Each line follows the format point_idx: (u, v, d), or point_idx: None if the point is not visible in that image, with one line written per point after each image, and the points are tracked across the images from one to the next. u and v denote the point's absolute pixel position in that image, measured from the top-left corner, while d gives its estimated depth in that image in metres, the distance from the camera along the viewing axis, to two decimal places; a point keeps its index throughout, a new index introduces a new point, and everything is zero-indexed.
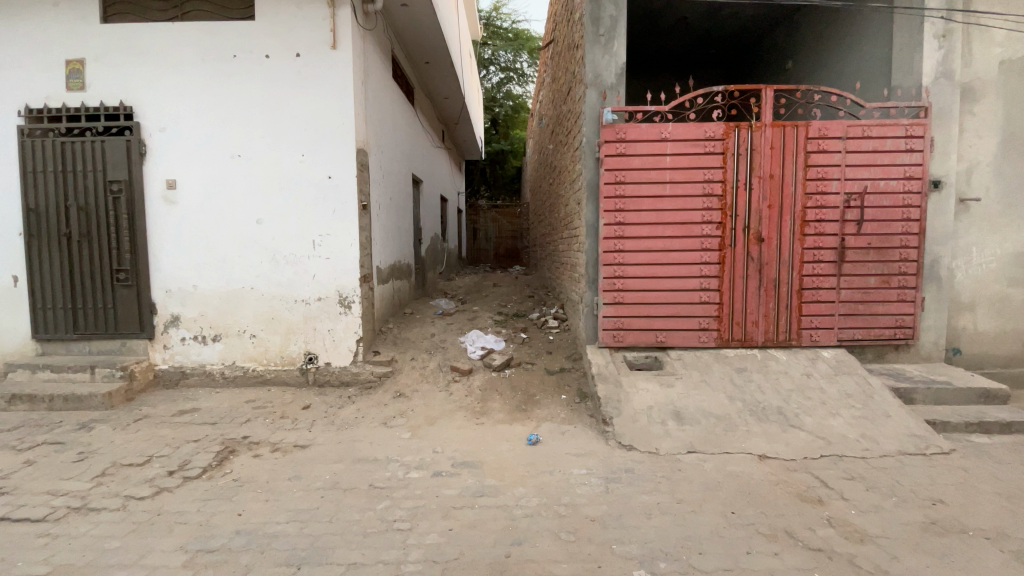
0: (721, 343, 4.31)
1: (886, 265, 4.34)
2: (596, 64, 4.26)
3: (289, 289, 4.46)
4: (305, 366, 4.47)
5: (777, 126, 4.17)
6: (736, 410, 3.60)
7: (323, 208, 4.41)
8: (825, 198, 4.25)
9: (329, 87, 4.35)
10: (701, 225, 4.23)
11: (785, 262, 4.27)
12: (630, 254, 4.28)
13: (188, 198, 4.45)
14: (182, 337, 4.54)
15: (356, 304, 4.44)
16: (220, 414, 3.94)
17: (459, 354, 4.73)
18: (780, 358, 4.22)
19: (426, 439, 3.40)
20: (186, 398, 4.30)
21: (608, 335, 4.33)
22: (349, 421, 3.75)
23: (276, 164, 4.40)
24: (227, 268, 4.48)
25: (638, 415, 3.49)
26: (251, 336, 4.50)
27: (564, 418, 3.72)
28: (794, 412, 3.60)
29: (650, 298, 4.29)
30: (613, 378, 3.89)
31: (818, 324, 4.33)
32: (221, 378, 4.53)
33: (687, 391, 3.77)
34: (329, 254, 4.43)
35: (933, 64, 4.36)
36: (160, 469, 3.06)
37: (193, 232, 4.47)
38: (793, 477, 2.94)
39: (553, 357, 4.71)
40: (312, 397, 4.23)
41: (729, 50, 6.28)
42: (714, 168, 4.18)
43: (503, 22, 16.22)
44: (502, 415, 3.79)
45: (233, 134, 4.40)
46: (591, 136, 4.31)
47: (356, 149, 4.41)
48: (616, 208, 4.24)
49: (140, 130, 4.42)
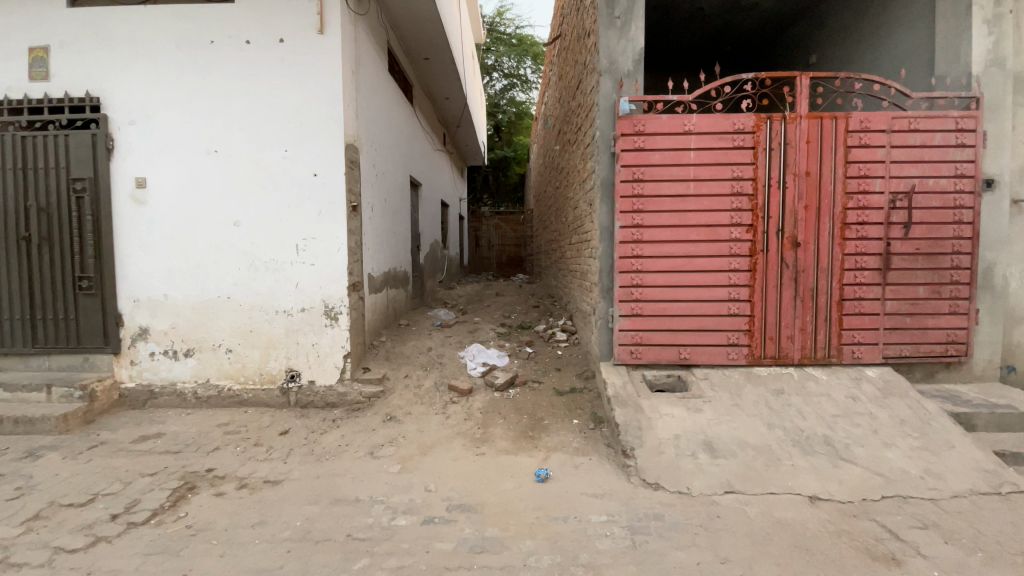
0: (751, 361, 3.83)
1: (936, 273, 3.87)
2: (610, 50, 3.82)
3: (269, 298, 4.00)
4: (286, 385, 3.99)
5: (815, 117, 3.73)
6: (776, 439, 3.12)
7: (308, 209, 3.96)
8: (867, 198, 3.79)
9: (315, 76, 3.93)
10: (730, 227, 3.77)
11: (823, 269, 3.81)
12: (649, 260, 3.81)
13: (159, 197, 4.02)
14: (151, 352, 4.09)
15: (344, 316, 3.98)
16: (186, 441, 3.48)
17: (458, 372, 4.26)
18: (819, 377, 3.74)
19: (418, 474, 2.93)
20: (153, 421, 3.84)
21: (625, 351, 3.85)
22: (332, 451, 3.28)
23: (256, 160, 3.97)
24: (201, 275, 4.02)
25: (665, 446, 3.02)
26: (227, 351, 4.03)
27: (577, 447, 3.25)
28: (844, 442, 3.12)
29: (672, 309, 3.83)
30: (633, 402, 3.42)
31: (861, 340, 3.86)
32: (193, 398, 4.05)
33: (718, 417, 3.29)
34: (314, 260, 3.97)
35: (983, 50, 3.90)
36: (103, 512, 2.61)
37: (164, 236, 4.03)
38: (855, 526, 2.46)
39: (562, 374, 4.23)
40: (293, 420, 3.76)
41: (749, 47, 5.83)
42: (744, 163, 3.73)
43: (506, 27, 15.85)
44: (505, 444, 3.31)
45: (209, 127, 3.98)
46: (606, 129, 3.84)
47: (345, 144, 3.98)
48: (634, 209, 3.79)
49: (108, 124, 4.01)
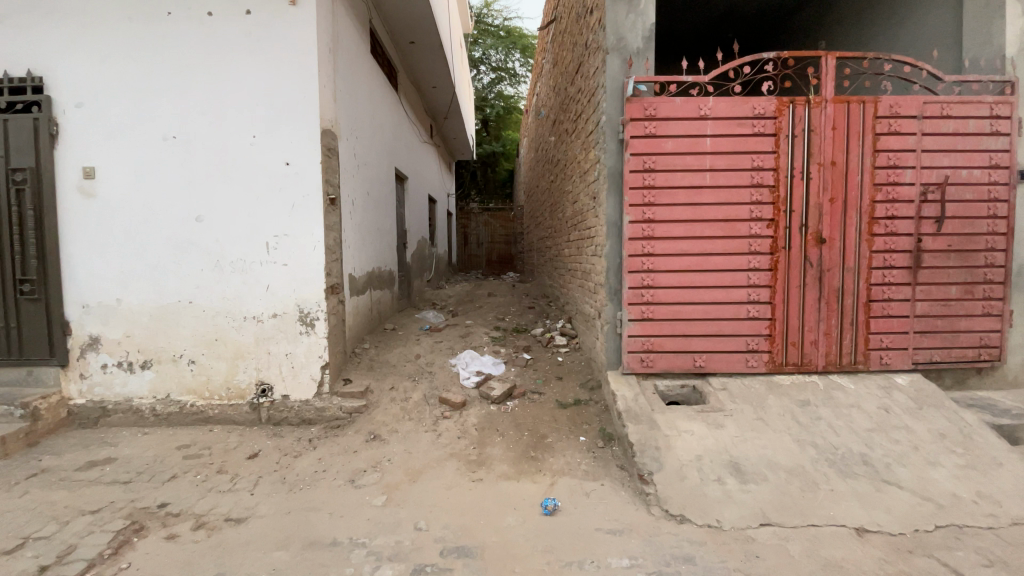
0: (772, 368, 3.50)
1: (969, 272, 3.57)
2: (618, 25, 3.43)
3: (237, 303, 3.56)
4: (256, 401, 3.57)
5: (841, 101, 3.40)
6: (809, 459, 2.78)
7: (279, 203, 3.53)
8: (897, 190, 3.48)
9: (285, 54, 3.49)
10: (749, 222, 3.41)
11: (849, 268, 3.48)
12: (661, 258, 3.45)
13: (111, 189, 3.56)
14: (103, 364, 3.63)
15: (321, 323, 3.56)
16: (140, 468, 3.04)
17: (450, 382, 3.86)
18: (847, 387, 3.41)
19: (406, 508, 2.54)
20: (104, 443, 3.38)
21: (635, 359, 3.49)
22: (306, 478, 2.86)
23: (220, 147, 3.53)
24: (159, 278, 3.57)
25: (687, 470, 2.66)
26: (189, 363, 3.59)
27: (586, 470, 2.87)
28: (884, 462, 2.80)
29: (685, 313, 3.48)
30: (646, 417, 3.05)
31: (889, 345, 3.54)
32: (151, 416, 3.60)
33: (742, 433, 2.95)
34: (286, 260, 3.55)
35: (1018, 31, 3.60)
36: (29, 563, 2.17)
37: (117, 234, 3.57)
38: (915, 566, 2.12)
39: (564, 385, 3.85)
40: (263, 441, 3.33)
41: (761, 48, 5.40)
42: (764, 152, 3.38)
43: (495, 19, 15.11)
44: (505, 467, 2.92)
45: (167, 110, 3.53)
46: (613, 113, 3.46)
47: (322, 129, 3.56)
48: (645, 202, 3.42)
49: (52, 107, 3.54)
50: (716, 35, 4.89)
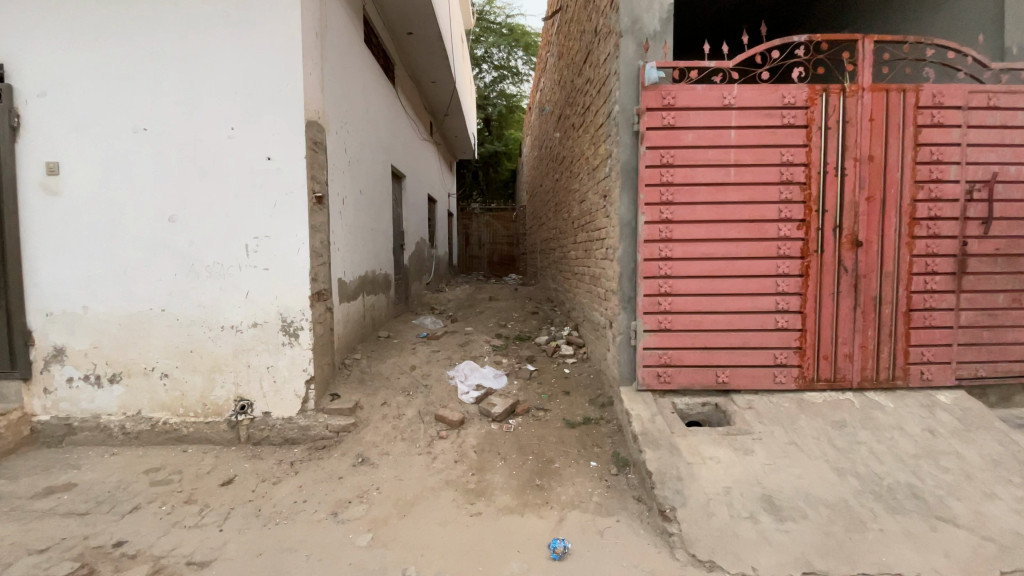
0: (802, 384, 3.17)
1: (1019, 278, 3.23)
2: (634, 5, 3.10)
3: (214, 311, 3.26)
4: (234, 418, 3.26)
5: (879, 89, 3.07)
6: (851, 492, 2.46)
7: (260, 202, 3.22)
8: (941, 187, 3.15)
9: (267, 39, 3.18)
10: (778, 223, 3.09)
11: (887, 273, 3.15)
12: (681, 263, 3.13)
13: (77, 187, 3.24)
14: (69, 377, 3.31)
15: (305, 333, 3.25)
16: (100, 496, 2.72)
17: (447, 398, 3.54)
18: (885, 406, 3.08)
19: (394, 550, 2.22)
20: (66, 466, 3.06)
21: (651, 374, 3.17)
22: (285, 510, 2.55)
23: (196, 140, 3.22)
24: (128, 283, 3.27)
25: (714, 505, 2.34)
26: (162, 376, 3.28)
27: (598, 503, 2.55)
28: (935, 495, 2.47)
29: (707, 323, 3.15)
30: (666, 441, 2.73)
31: (931, 358, 3.21)
32: (120, 435, 3.28)
33: (773, 460, 2.62)
34: (268, 264, 3.24)
35: None
36: None
37: (82, 236, 3.26)
38: None
39: (571, 400, 3.53)
40: (240, 464, 3.01)
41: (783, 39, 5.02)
42: (795, 145, 3.06)
43: (497, 16, 14.66)
44: (506, 499, 2.60)
45: (138, 100, 3.22)
46: (628, 102, 3.13)
47: (307, 120, 3.24)
48: (662, 200, 3.10)
49: (11, 96, 3.21)
50: (733, 29, 4.57)
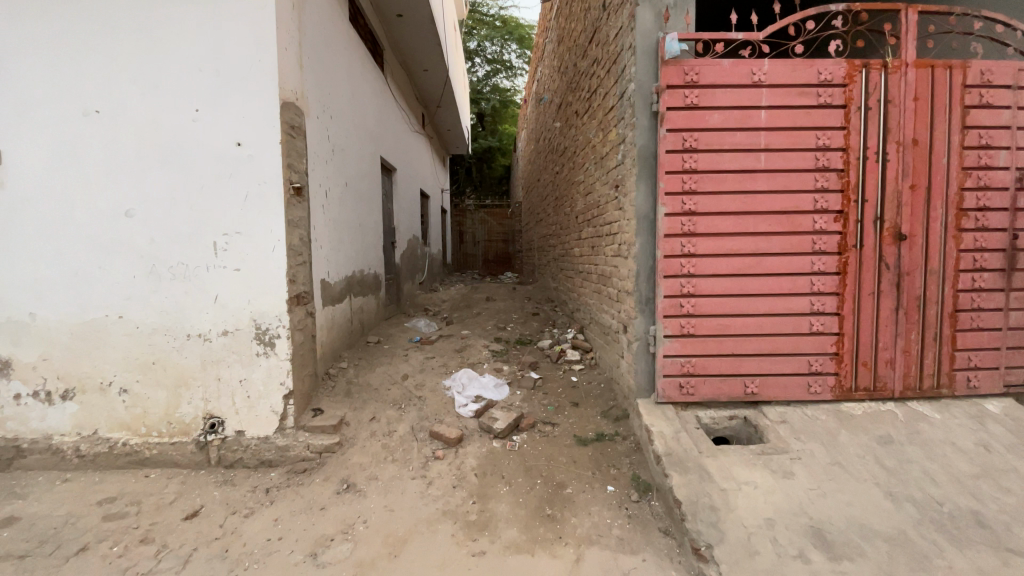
0: (839, 395, 2.86)
1: None
2: None
3: (179, 318, 2.89)
4: (204, 438, 2.90)
5: (924, 65, 2.76)
6: (910, 522, 2.13)
7: (230, 193, 2.85)
8: (990, 174, 2.83)
9: (235, 9, 2.81)
10: (813, 215, 2.77)
11: (932, 271, 2.84)
12: (705, 259, 2.80)
13: (20, 177, 2.84)
14: (16, 394, 2.92)
15: (282, 342, 2.89)
16: (44, 534, 2.35)
17: (443, 411, 3.19)
18: (932, 418, 2.77)
19: None
20: (9, 496, 2.68)
21: (672, 384, 2.85)
22: (256, 551, 2.19)
23: (157, 124, 2.84)
24: (81, 286, 2.88)
25: (757, 542, 2.01)
26: (122, 391, 2.91)
27: (619, 538, 2.21)
28: (1003, 522, 2.14)
29: (734, 327, 2.83)
30: (694, 463, 2.41)
31: (978, 363, 2.90)
32: (74, 458, 2.90)
33: (817, 485, 2.30)
34: (240, 264, 2.87)
35: None
36: None
37: (27, 233, 2.86)
38: None
39: (581, 414, 3.19)
40: (209, 492, 2.65)
41: None
42: (831, 128, 2.73)
43: (488, 8, 14.29)
44: (513, 533, 2.26)
45: (91, 77, 2.83)
46: (645, 80, 2.79)
47: (282, 102, 2.88)
48: (685, 189, 2.77)
49: None
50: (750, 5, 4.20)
